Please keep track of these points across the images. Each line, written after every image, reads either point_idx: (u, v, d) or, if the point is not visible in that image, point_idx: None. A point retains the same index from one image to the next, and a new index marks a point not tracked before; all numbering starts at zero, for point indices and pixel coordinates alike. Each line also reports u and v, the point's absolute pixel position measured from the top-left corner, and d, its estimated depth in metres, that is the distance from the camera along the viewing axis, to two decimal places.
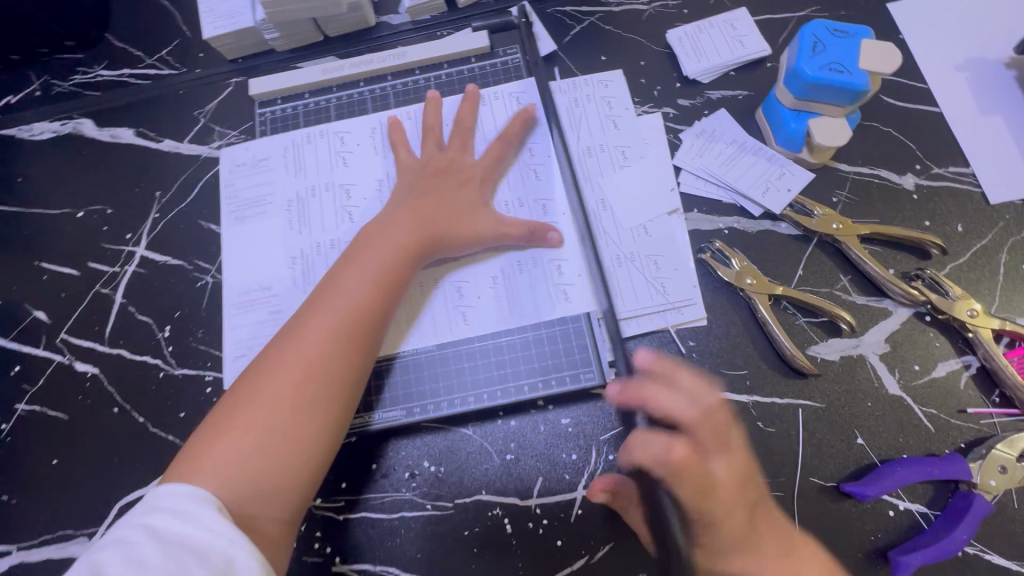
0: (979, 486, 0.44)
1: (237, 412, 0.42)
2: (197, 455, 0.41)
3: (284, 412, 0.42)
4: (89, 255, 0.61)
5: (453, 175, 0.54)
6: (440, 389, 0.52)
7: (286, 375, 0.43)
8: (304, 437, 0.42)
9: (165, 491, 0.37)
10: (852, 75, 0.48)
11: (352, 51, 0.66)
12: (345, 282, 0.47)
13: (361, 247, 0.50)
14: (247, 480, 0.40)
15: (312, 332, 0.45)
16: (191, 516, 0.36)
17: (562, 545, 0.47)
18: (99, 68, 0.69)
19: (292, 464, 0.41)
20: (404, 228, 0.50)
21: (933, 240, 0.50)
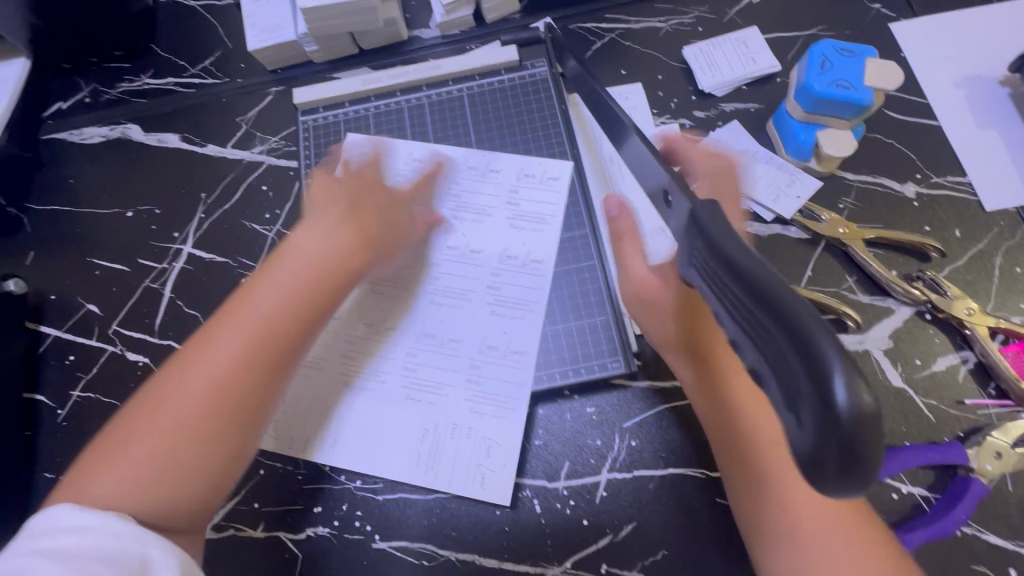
0: (977, 471, 0.47)
1: (140, 430, 0.41)
2: (86, 478, 0.39)
3: (184, 436, 0.41)
4: (139, 252, 0.65)
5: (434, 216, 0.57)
6: (437, 391, 0.55)
7: (190, 393, 0.42)
8: (209, 460, 0.42)
9: (64, 514, 0.36)
10: (857, 92, 0.52)
11: (387, 63, 0.70)
12: (252, 299, 0.47)
13: (276, 260, 0.49)
14: (148, 502, 0.39)
15: (220, 347, 0.44)
16: (93, 528, 0.35)
17: (588, 524, 0.51)
18: (145, 76, 0.73)
19: (191, 489, 0.41)
20: (325, 242, 0.51)
21: (933, 244, 0.54)
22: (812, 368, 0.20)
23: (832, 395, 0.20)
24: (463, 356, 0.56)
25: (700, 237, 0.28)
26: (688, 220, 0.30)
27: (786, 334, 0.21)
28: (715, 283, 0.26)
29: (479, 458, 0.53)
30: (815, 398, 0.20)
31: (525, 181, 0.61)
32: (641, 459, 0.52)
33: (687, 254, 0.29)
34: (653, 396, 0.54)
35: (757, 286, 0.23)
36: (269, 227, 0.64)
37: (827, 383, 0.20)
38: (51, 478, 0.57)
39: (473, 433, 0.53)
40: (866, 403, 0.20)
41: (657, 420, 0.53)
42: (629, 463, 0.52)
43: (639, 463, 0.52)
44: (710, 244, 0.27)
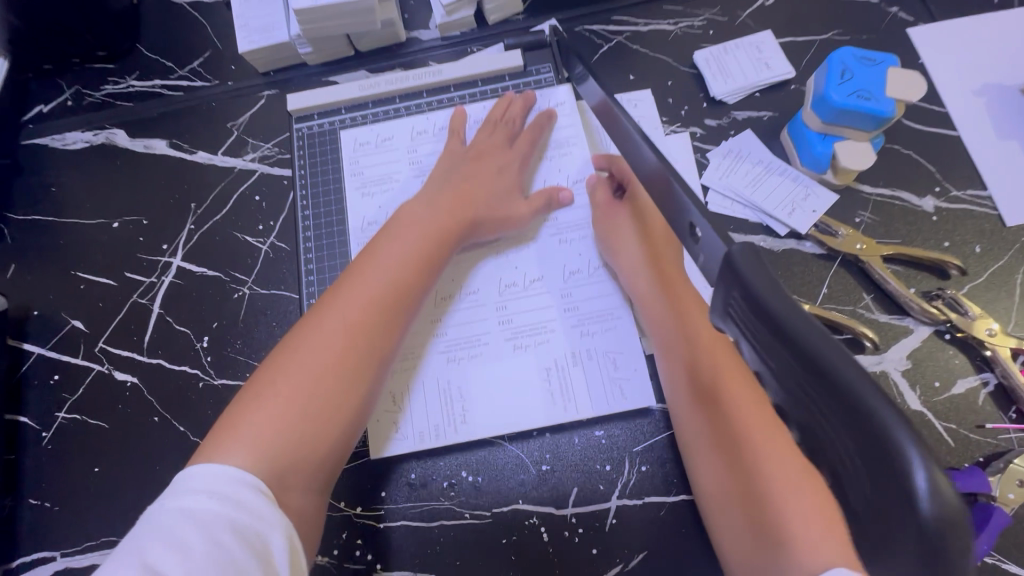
0: (998, 499, 0.46)
1: (280, 378, 0.44)
2: (236, 421, 0.42)
3: (327, 376, 0.44)
4: (126, 266, 0.62)
5: (493, 156, 0.58)
6: (541, 331, 0.55)
7: (328, 344, 0.45)
8: (344, 403, 0.45)
9: (206, 482, 0.38)
10: (878, 103, 0.50)
11: (385, 66, 0.67)
12: (376, 262, 0.50)
13: (398, 226, 0.52)
14: (290, 445, 0.42)
15: (352, 304, 0.47)
16: (228, 497, 0.37)
17: (598, 553, 0.49)
18: (130, 78, 0.70)
19: (327, 434, 0.44)
20: (440, 208, 0.53)
21: (953, 261, 0.52)
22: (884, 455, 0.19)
23: (910, 486, 0.18)
24: (551, 291, 0.56)
25: (736, 286, 0.26)
26: (724, 265, 0.27)
27: (843, 413, 0.20)
28: (755, 337, 0.25)
29: (606, 377, 0.53)
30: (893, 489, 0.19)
31: (552, 149, 0.61)
32: (652, 485, 0.50)
33: (721, 302, 0.28)
34: (663, 420, 0.52)
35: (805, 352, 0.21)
36: (262, 239, 0.61)
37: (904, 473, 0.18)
38: (36, 504, 0.54)
39: (594, 352, 0.54)
40: (952, 504, 0.18)
41: (669, 444, 0.51)
42: (640, 489, 0.50)
43: (651, 490, 0.50)
44: (747, 293, 0.25)
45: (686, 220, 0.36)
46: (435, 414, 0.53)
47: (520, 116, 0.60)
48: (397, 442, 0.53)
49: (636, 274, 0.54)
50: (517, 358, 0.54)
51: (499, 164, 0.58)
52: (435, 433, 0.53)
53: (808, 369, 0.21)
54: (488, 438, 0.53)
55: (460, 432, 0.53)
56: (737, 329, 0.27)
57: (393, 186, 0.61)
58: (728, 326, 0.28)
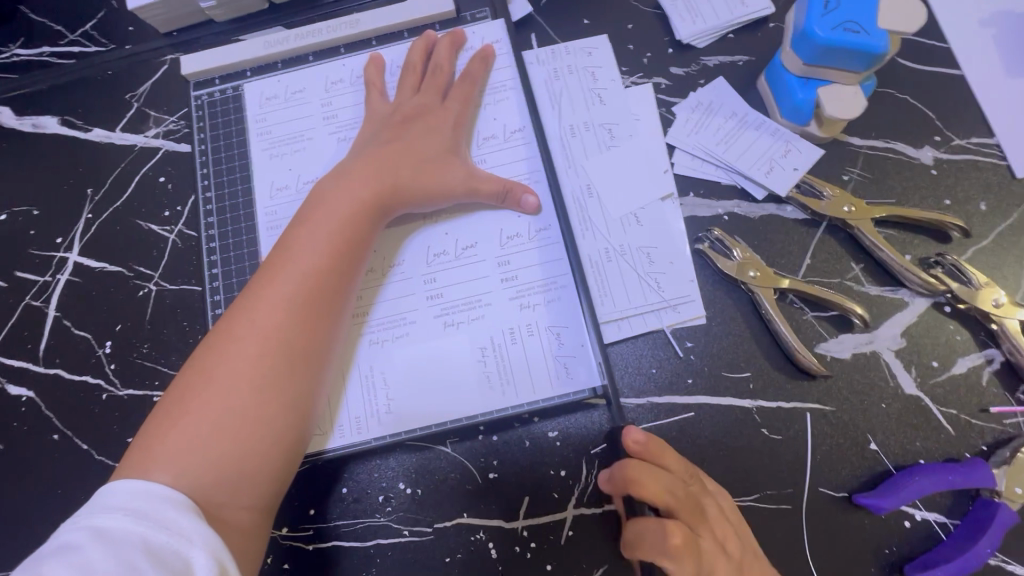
0: (1004, 494, 0.40)
1: (192, 393, 0.37)
2: (144, 451, 0.35)
3: (242, 388, 0.37)
4: (16, 264, 0.54)
5: (423, 117, 0.49)
6: (476, 306, 0.47)
7: (242, 349, 0.38)
8: (271, 416, 0.38)
9: (121, 493, 0.32)
10: (870, 36, 0.41)
11: (302, 20, 0.58)
12: (292, 251, 0.42)
13: (316, 205, 0.44)
14: (216, 465, 0.35)
15: (266, 301, 0.40)
16: (147, 515, 0.31)
17: (552, 569, 0.44)
18: (14, 46, 0.61)
19: (259, 449, 0.37)
20: (363, 178, 0.45)
21: (954, 222, 0.45)
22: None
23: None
24: (487, 259, 0.48)
25: None
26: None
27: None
28: None
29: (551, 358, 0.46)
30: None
31: (489, 95, 0.52)
32: None
33: None
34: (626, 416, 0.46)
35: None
36: (168, 227, 0.54)
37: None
38: None
39: (538, 327, 0.46)
40: None
41: None
42: (600, 496, 0.44)
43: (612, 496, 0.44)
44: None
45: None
46: (354, 408, 0.46)
47: (449, 57, 0.52)
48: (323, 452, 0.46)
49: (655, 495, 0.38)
50: (456, 343, 0.47)
51: (429, 124, 0.49)
52: (364, 430, 0.46)
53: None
54: (414, 435, 0.46)
55: (387, 423, 0.46)
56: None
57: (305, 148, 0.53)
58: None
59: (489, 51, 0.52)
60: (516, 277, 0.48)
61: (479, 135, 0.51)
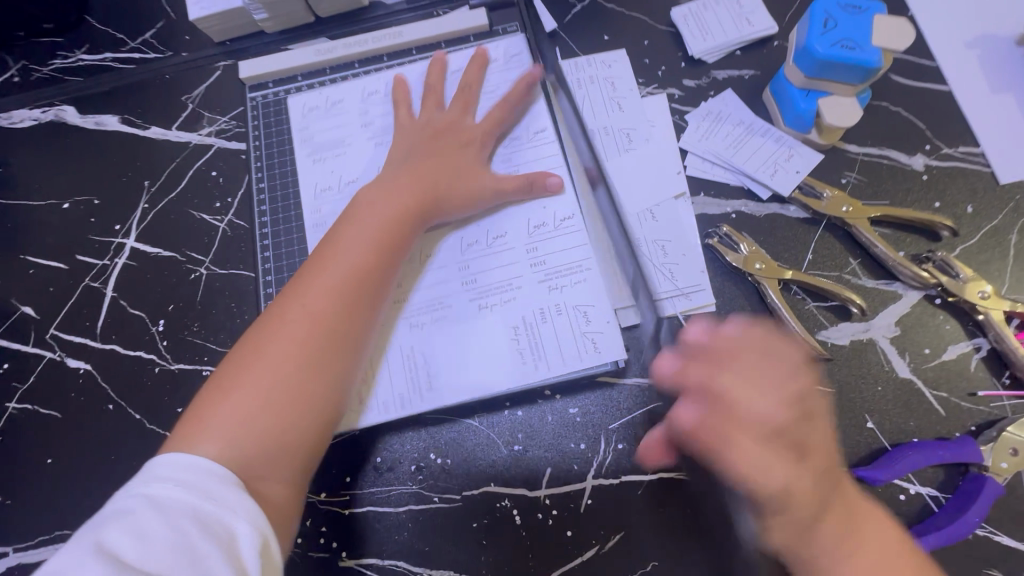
0: (990, 469, 0.44)
1: (243, 370, 0.41)
2: (199, 419, 0.39)
3: (289, 369, 0.41)
4: (77, 248, 0.59)
5: (452, 132, 0.54)
6: (506, 291, 0.52)
7: (291, 333, 0.42)
8: (311, 397, 0.41)
9: (170, 464, 0.36)
10: (865, 53, 0.46)
11: (345, 33, 0.63)
12: (339, 249, 0.46)
13: (361, 208, 0.49)
14: (259, 441, 0.39)
15: (314, 292, 0.44)
16: (194, 486, 0.35)
17: (572, 535, 0.47)
18: (80, 52, 0.66)
19: (298, 427, 0.41)
20: (405, 185, 0.50)
21: (943, 222, 0.50)
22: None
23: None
24: (514, 250, 0.53)
25: None
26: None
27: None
28: None
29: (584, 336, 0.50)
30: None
31: None
32: (630, 464, 0.48)
33: None
34: (641, 395, 0.50)
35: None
36: (219, 217, 0.58)
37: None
38: None
39: (564, 308, 0.50)
40: None
41: (647, 421, 0.49)
42: (616, 468, 0.48)
43: (628, 469, 0.48)
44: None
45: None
46: (390, 383, 0.50)
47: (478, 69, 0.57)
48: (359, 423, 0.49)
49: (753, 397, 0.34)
50: (489, 330, 0.51)
51: (460, 138, 0.54)
52: (402, 404, 0.49)
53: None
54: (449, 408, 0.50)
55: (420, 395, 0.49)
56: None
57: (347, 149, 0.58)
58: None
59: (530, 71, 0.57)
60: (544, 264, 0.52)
61: (508, 137, 0.56)
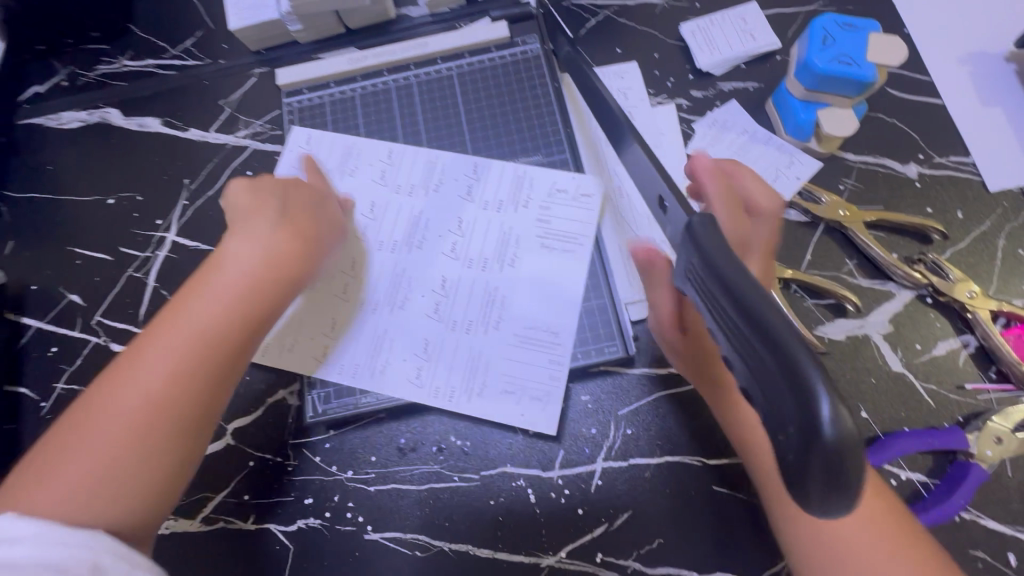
0: (977, 456, 0.47)
1: (76, 439, 0.36)
2: (25, 489, 0.35)
3: (130, 436, 0.37)
4: (122, 241, 0.63)
5: (302, 190, 0.53)
6: (503, 267, 0.57)
7: (134, 396, 0.38)
8: (155, 468, 0.37)
9: (4, 527, 0.32)
10: (860, 68, 0.50)
11: (374, 43, 0.67)
12: (195, 296, 0.42)
13: (224, 254, 0.45)
14: (91, 511, 0.35)
15: (153, 357, 0.39)
16: (45, 540, 0.32)
17: (583, 513, 0.50)
18: (124, 58, 0.71)
19: (139, 499, 0.37)
20: (273, 233, 0.47)
21: (935, 226, 0.53)
22: (796, 391, 0.21)
23: (815, 415, 0.21)
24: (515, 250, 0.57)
25: (694, 253, 0.28)
26: (685, 235, 0.30)
27: (769, 357, 0.23)
28: (709, 299, 0.27)
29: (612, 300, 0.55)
30: (798, 417, 0.21)
31: (537, 112, 0.62)
32: (637, 447, 0.51)
33: (682, 267, 0.30)
34: (648, 383, 0.53)
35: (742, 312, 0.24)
36: None
37: (810, 402, 0.21)
38: None
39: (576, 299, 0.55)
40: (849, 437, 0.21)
41: (653, 408, 0.52)
42: (625, 451, 0.51)
43: (636, 452, 0.51)
44: (703, 254, 0.27)
45: (657, 193, 0.37)
46: (491, 393, 0.53)
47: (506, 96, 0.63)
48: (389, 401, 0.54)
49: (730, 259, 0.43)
50: (529, 316, 0.55)
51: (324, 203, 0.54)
52: (525, 409, 0.52)
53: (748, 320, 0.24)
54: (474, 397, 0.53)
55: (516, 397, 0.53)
56: (694, 287, 0.29)
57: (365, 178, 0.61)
58: (688, 287, 0.30)
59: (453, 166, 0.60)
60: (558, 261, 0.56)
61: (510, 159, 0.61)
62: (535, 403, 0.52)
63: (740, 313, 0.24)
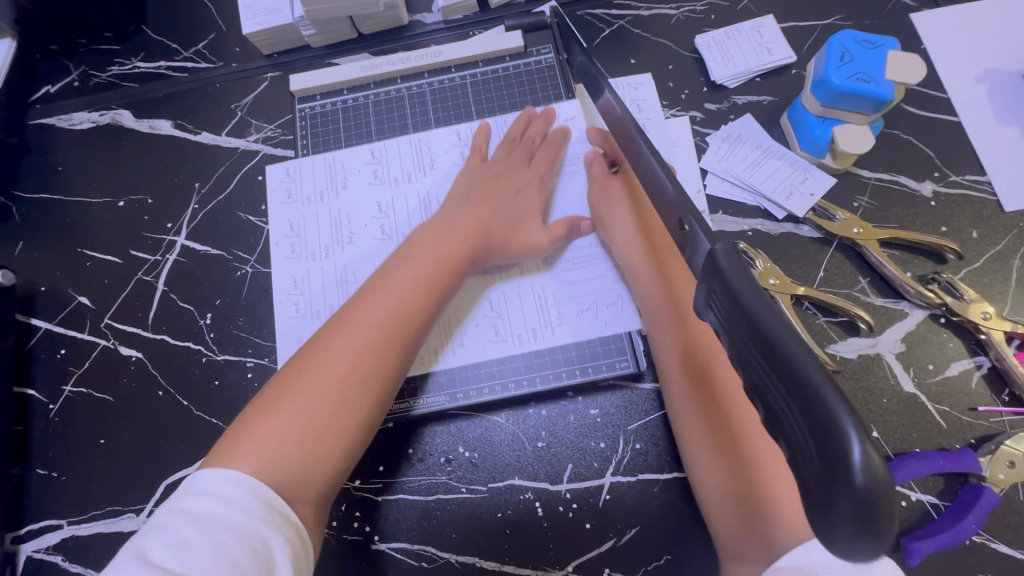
0: (988, 479, 0.46)
1: (284, 394, 0.43)
2: (241, 435, 0.42)
3: (329, 399, 0.43)
4: (131, 244, 0.63)
5: (510, 177, 0.57)
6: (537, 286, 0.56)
7: (334, 365, 0.44)
8: (343, 429, 0.43)
9: (204, 479, 0.38)
10: (878, 85, 0.50)
11: (387, 49, 0.67)
12: (387, 282, 0.49)
13: (412, 248, 0.52)
14: (293, 460, 0.41)
15: (360, 326, 0.46)
16: (229, 498, 0.37)
17: (590, 528, 0.50)
18: (136, 60, 0.71)
19: (330, 454, 0.43)
20: (454, 234, 0.52)
21: (950, 245, 0.53)
22: (826, 429, 0.21)
23: (846, 456, 0.20)
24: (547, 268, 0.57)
25: (719, 282, 0.28)
26: (708, 262, 0.29)
27: (796, 395, 0.22)
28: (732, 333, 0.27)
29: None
30: (830, 460, 0.21)
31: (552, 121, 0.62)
32: (646, 462, 0.51)
33: (704, 294, 0.29)
34: (658, 399, 0.53)
35: (768, 348, 0.24)
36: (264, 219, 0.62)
37: (842, 443, 0.20)
38: (43, 474, 0.56)
39: (599, 308, 0.55)
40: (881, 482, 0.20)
41: (663, 423, 0.52)
42: (633, 466, 0.51)
43: (644, 467, 0.51)
44: (727, 287, 0.27)
45: (676, 218, 0.36)
46: (569, 319, 0.55)
47: (538, 124, 0.60)
48: (416, 411, 0.54)
49: (631, 240, 0.55)
50: (563, 321, 0.55)
51: (516, 182, 0.57)
52: (608, 319, 0.55)
53: (773, 359, 0.23)
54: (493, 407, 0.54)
55: (558, 369, 0.54)
56: (716, 320, 0.29)
57: (375, 141, 0.63)
58: (708, 317, 0.30)
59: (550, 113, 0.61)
60: (582, 275, 0.56)
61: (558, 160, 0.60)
62: (613, 309, 0.55)
63: (766, 348, 0.24)
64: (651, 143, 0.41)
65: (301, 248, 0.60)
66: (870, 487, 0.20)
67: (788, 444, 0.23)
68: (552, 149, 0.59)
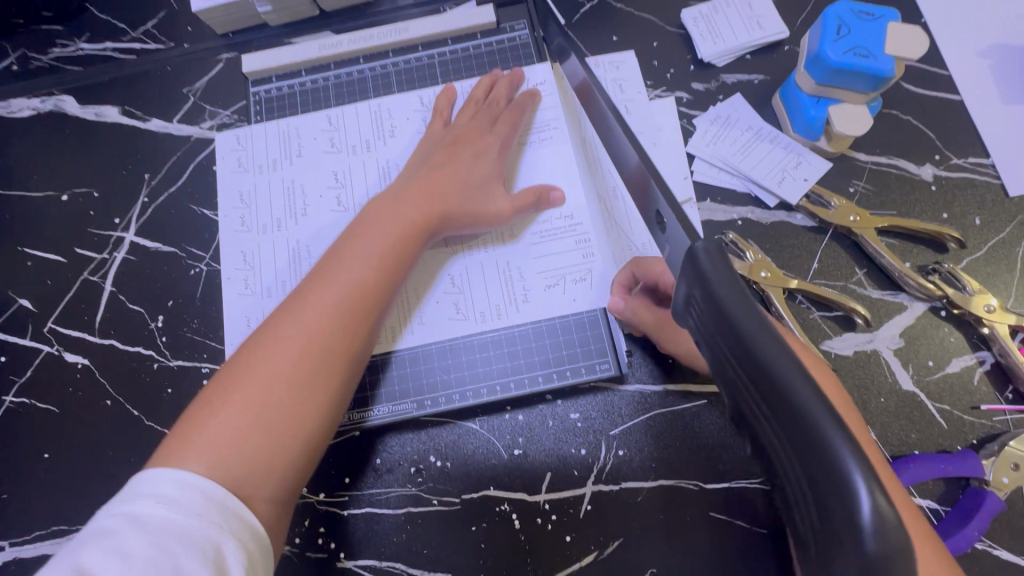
0: (992, 483, 0.44)
1: (234, 385, 0.39)
2: (186, 435, 0.37)
3: (283, 387, 0.39)
4: (76, 241, 0.58)
5: (468, 142, 0.53)
6: (502, 263, 0.53)
7: (286, 350, 0.40)
8: (303, 416, 0.40)
9: (149, 480, 0.34)
10: (877, 60, 0.46)
11: (350, 27, 0.62)
12: (342, 260, 0.45)
13: (366, 222, 0.47)
14: (247, 458, 0.37)
15: (313, 307, 0.42)
16: (178, 502, 0.33)
17: (570, 541, 0.47)
18: (79, 41, 0.65)
19: (290, 445, 0.39)
20: (411, 203, 0.48)
21: (951, 234, 0.49)
22: (831, 479, 0.18)
23: (855, 512, 0.18)
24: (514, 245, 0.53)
25: (699, 284, 0.24)
26: (686, 261, 0.25)
27: (795, 436, 0.19)
28: (714, 347, 0.23)
29: (608, 209, 0.54)
30: (834, 513, 0.18)
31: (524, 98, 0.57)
32: (630, 469, 0.48)
33: (682, 297, 0.26)
34: (643, 401, 0.49)
35: (763, 377, 0.20)
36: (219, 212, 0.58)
37: (848, 497, 0.18)
38: None
39: (569, 287, 0.52)
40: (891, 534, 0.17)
41: (648, 427, 0.49)
42: (616, 473, 0.48)
43: (627, 475, 0.48)
44: (710, 298, 0.23)
45: (655, 209, 0.32)
46: (536, 296, 0.52)
47: (506, 94, 0.56)
48: (379, 417, 0.50)
49: None
50: (531, 301, 0.52)
51: (477, 150, 0.53)
52: (577, 295, 0.52)
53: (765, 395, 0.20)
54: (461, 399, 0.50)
55: (532, 373, 0.50)
56: (696, 330, 0.25)
57: (332, 108, 0.59)
58: (686, 320, 0.26)
59: (517, 74, 0.57)
60: (550, 253, 0.53)
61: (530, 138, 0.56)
62: (582, 286, 0.52)
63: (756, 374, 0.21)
64: (618, 109, 0.38)
65: (251, 221, 0.56)
66: (883, 549, 0.17)
67: (786, 485, 0.21)
68: (518, 110, 0.55)
